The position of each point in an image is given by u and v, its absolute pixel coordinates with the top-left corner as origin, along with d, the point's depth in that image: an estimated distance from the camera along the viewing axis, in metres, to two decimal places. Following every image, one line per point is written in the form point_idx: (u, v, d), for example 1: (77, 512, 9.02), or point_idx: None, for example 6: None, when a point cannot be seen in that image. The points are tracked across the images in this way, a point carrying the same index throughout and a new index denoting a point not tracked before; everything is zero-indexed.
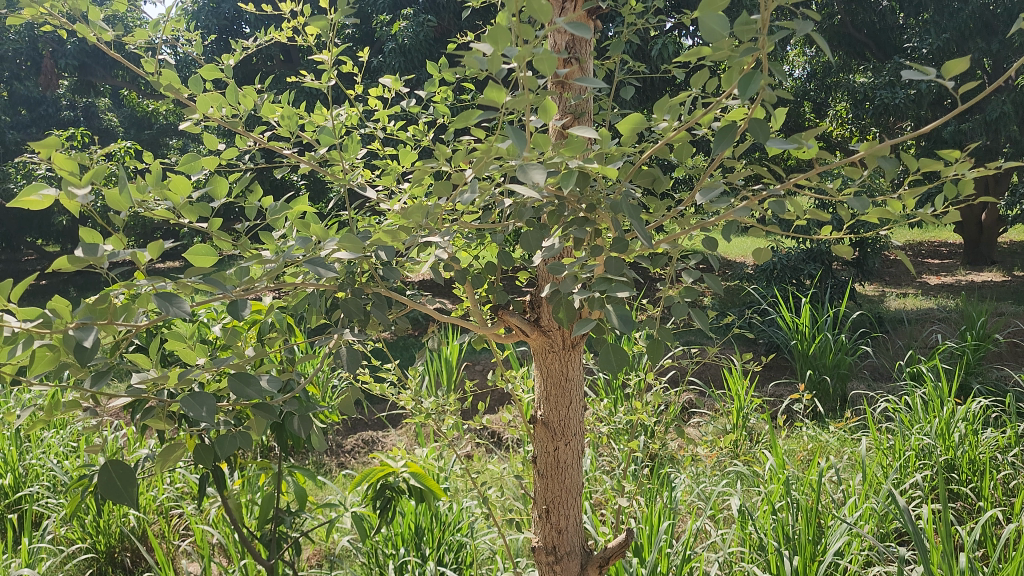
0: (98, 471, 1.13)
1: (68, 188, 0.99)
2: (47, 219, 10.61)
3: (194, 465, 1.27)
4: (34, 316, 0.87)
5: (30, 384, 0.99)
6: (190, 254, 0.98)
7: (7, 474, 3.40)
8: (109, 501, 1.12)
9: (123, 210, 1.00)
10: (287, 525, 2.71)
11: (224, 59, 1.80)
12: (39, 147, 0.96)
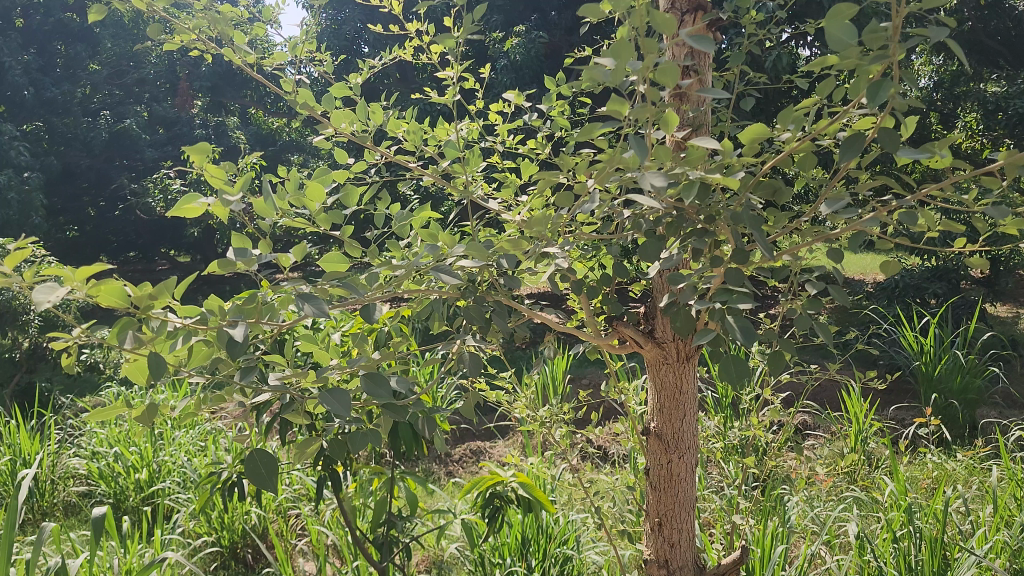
0: (247, 459, 1.22)
1: (220, 195, 1.08)
2: (179, 231, 11.33)
3: (327, 459, 1.34)
4: (193, 313, 0.95)
5: (187, 377, 1.08)
6: (326, 259, 1.04)
7: (142, 469, 3.66)
8: (256, 487, 1.21)
9: (269, 218, 1.08)
10: (399, 530, 2.78)
11: (352, 78, 1.89)
12: (194, 159, 1.05)
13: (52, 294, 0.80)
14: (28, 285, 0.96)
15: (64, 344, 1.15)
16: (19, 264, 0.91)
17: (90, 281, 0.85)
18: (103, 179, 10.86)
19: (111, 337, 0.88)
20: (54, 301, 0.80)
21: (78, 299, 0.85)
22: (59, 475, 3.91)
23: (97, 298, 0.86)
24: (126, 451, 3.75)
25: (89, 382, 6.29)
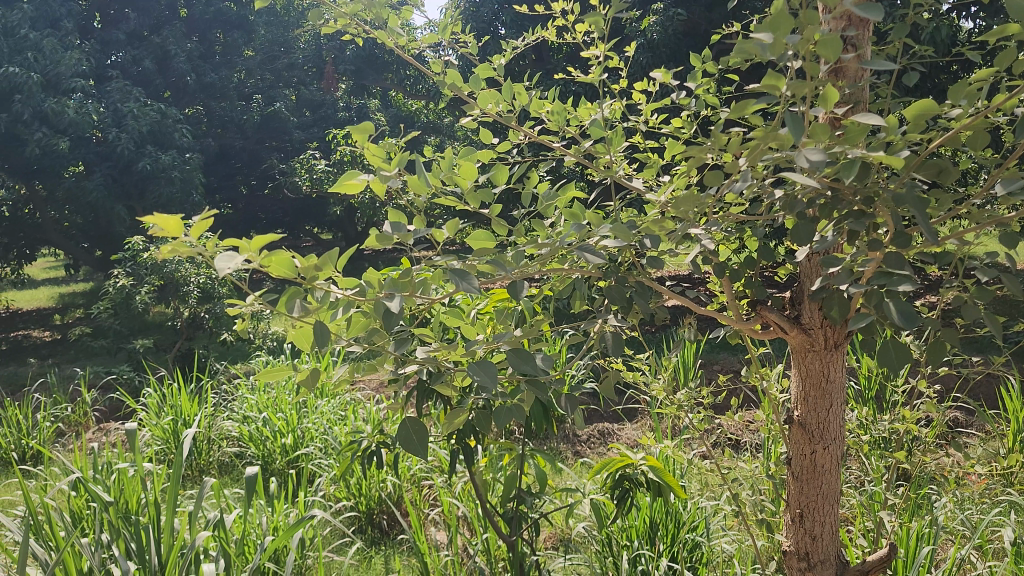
0: (400, 427, 1.28)
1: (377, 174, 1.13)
2: (323, 210, 11.85)
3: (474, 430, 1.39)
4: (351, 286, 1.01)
5: (345, 346, 1.14)
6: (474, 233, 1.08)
7: (288, 435, 3.89)
8: (407, 452, 1.27)
9: (422, 194, 1.12)
10: (528, 505, 2.83)
11: (497, 58, 1.92)
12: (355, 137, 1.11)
13: (232, 260, 0.86)
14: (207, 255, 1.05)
15: (236, 309, 1.25)
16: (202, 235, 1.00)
17: (263, 251, 0.91)
18: (255, 160, 11.48)
19: (281, 305, 0.95)
20: (233, 267, 0.85)
21: (252, 269, 0.92)
22: (213, 436, 4.20)
23: (269, 268, 0.92)
24: (273, 416, 3.99)
25: (240, 350, 6.71)
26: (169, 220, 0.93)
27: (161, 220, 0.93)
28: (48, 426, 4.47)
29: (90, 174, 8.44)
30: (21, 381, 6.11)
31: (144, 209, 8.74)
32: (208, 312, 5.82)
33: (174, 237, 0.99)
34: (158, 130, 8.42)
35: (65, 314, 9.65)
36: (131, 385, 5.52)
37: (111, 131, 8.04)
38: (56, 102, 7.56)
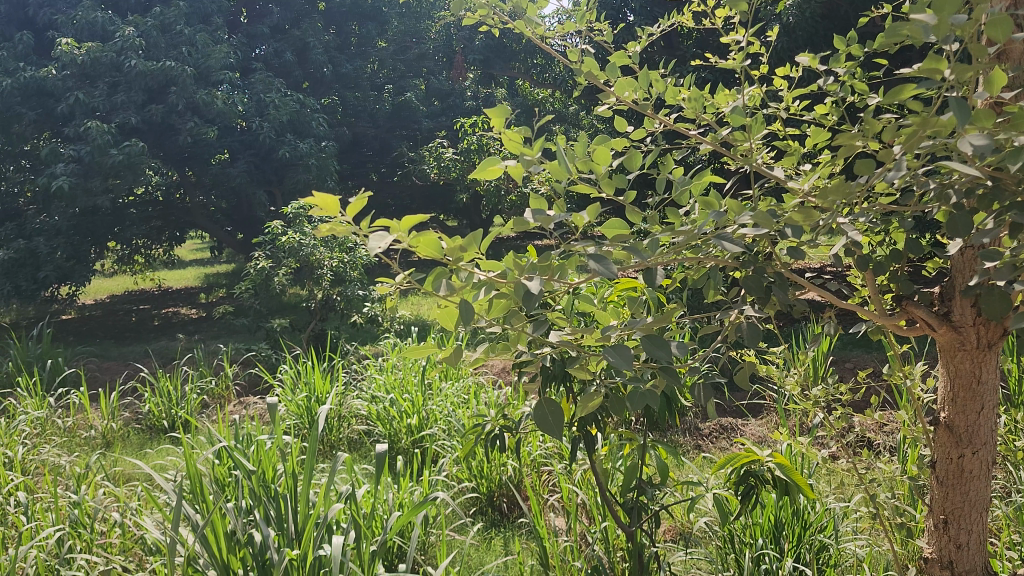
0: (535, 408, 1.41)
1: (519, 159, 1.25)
2: (450, 197, 12.08)
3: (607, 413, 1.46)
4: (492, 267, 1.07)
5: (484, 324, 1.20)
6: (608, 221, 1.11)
7: (413, 416, 4.02)
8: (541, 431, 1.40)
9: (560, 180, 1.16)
10: (648, 497, 2.79)
11: (632, 46, 1.92)
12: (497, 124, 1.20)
13: (386, 239, 0.94)
14: (363, 235, 1.14)
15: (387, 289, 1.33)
16: (358, 215, 1.09)
17: (412, 232, 0.98)
18: (385, 148, 11.85)
19: (428, 284, 1.02)
20: (386, 247, 0.93)
21: (403, 248, 0.99)
22: (344, 413, 4.39)
23: (418, 248, 0.99)
24: (400, 397, 4.13)
25: (369, 332, 6.97)
26: (330, 199, 1.02)
27: (323, 198, 1.02)
28: (195, 397, 4.80)
29: (234, 162, 8.94)
30: (172, 354, 6.57)
31: (282, 195, 9.18)
32: (340, 294, 6.06)
33: (335, 215, 1.08)
34: (296, 119, 8.81)
35: (209, 293, 10.28)
36: (270, 362, 5.83)
37: (254, 121, 8.47)
38: (206, 94, 8.04)
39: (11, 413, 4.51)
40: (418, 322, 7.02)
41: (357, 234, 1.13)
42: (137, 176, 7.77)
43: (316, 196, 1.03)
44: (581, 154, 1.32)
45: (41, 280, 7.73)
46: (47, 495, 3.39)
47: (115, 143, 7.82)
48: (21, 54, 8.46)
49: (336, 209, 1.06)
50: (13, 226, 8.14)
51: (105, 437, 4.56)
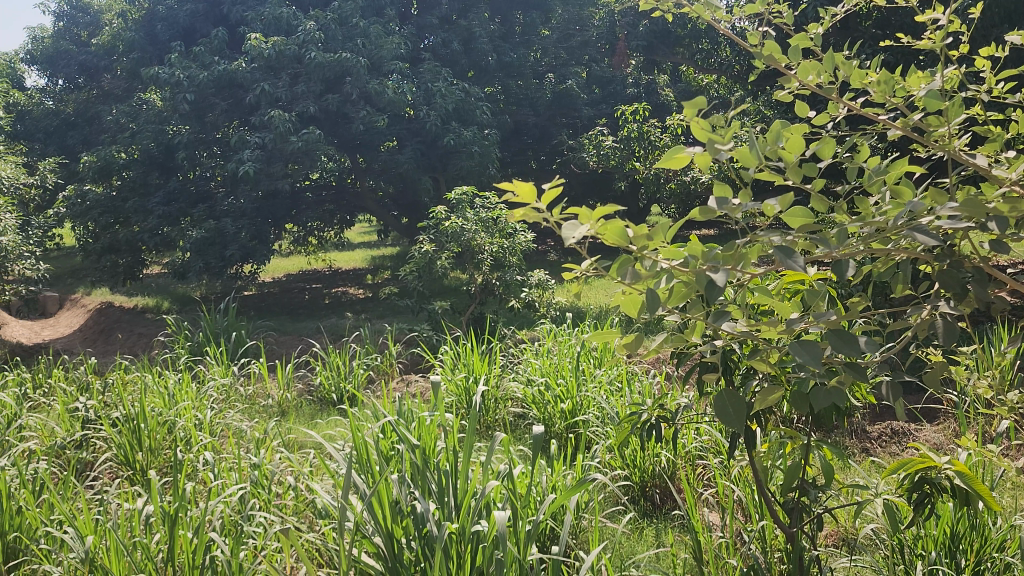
0: (717, 401, 1.67)
1: (710, 147, 1.32)
2: (608, 185, 12.01)
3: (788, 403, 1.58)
4: (676, 255, 1.19)
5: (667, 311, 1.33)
6: (789, 214, 1.17)
7: (567, 401, 4.07)
8: (722, 421, 1.65)
9: (751, 168, 1.23)
10: (811, 499, 2.67)
11: (816, 27, 1.84)
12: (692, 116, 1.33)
13: (578, 228, 1.10)
14: (554, 222, 1.29)
15: (574, 277, 1.43)
16: (549, 202, 1.24)
17: (600, 220, 1.13)
18: (546, 135, 11.94)
19: (615, 269, 1.19)
20: (578, 236, 1.08)
21: (591, 235, 1.15)
22: (500, 396, 4.49)
23: (604, 234, 1.15)
24: (555, 382, 4.19)
25: (525, 318, 7.10)
26: (525, 187, 1.22)
27: (519, 188, 1.21)
28: (362, 372, 5.07)
29: (402, 149, 9.30)
30: (341, 331, 6.96)
31: (445, 181, 9.47)
32: (499, 279, 6.22)
33: (530, 202, 1.27)
34: (461, 107, 9.03)
35: (375, 274, 10.78)
36: (430, 342, 6.06)
37: (422, 109, 8.76)
38: (378, 83, 8.39)
39: (201, 379, 4.93)
40: (574, 309, 7.08)
41: (548, 220, 1.27)
42: (313, 162, 8.23)
43: (513, 185, 1.22)
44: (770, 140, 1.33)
45: (227, 258, 8.37)
46: (232, 455, 3.69)
47: (295, 130, 8.30)
48: (217, 48, 9.17)
49: (531, 196, 1.25)
50: (204, 207, 8.84)
51: (281, 406, 4.89)
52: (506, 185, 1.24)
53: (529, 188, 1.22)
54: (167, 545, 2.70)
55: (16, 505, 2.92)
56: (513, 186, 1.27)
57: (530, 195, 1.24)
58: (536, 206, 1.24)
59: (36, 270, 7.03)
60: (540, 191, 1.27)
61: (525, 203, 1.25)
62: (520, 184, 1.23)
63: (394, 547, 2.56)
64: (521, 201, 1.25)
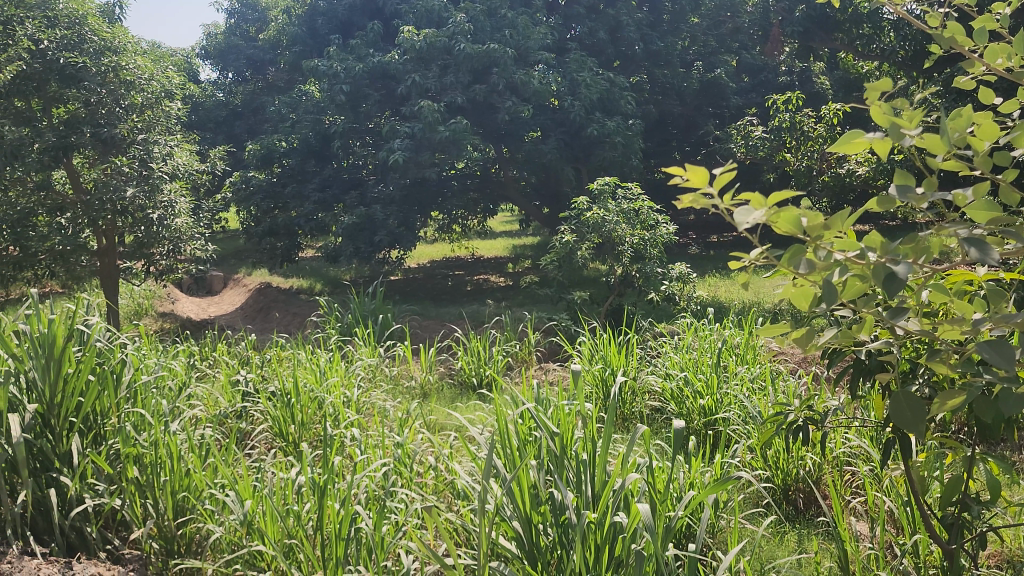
0: (893, 403, 1.64)
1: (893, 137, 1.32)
2: (755, 177, 11.63)
3: (967, 409, 1.50)
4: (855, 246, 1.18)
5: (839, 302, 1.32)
6: (976, 209, 1.15)
7: (705, 397, 3.98)
8: (900, 423, 1.63)
9: (940, 156, 1.22)
10: (974, 515, 2.48)
11: (1002, 7, 1.72)
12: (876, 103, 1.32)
13: (749, 215, 1.11)
14: (724, 208, 1.28)
15: (739, 266, 1.40)
16: (721, 188, 1.23)
17: (775, 209, 1.15)
18: (692, 126, 11.69)
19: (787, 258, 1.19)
20: (751, 222, 1.09)
21: (764, 223, 1.16)
22: (637, 388, 4.44)
23: (777, 223, 1.16)
24: (694, 376, 4.11)
25: (665, 311, 7.02)
26: (701, 173, 1.21)
27: (695, 172, 1.21)
28: (501, 358, 5.17)
29: (546, 139, 9.35)
30: (482, 318, 7.12)
31: (588, 171, 9.46)
32: (638, 271, 6.16)
33: (702, 187, 1.26)
34: (607, 97, 8.96)
35: (516, 263, 10.91)
36: (569, 332, 6.09)
37: (567, 99, 8.77)
38: (524, 74, 8.44)
39: (350, 358, 5.16)
40: (716, 304, 6.94)
41: (720, 205, 1.27)
42: (460, 151, 8.40)
43: (689, 169, 1.22)
44: (962, 128, 1.27)
45: (376, 243, 8.72)
46: (377, 433, 3.85)
47: (444, 120, 8.49)
48: (371, 41, 9.52)
49: (704, 182, 1.25)
50: (356, 194, 9.25)
51: (423, 388, 5.04)
52: (680, 171, 1.23)
53: (703, 174, 1.20)
54: (317, 514, 2.85)
55: (185, 467, 3.12)
56: (684, 169, 1.26)
57: (702, 180, 1.22)
58: (708, 191, 1.22)
59: (205, 251, 7.56)
60: (714, 176, 1.27)
61: (696, 188, 1.24)
62: (692, 169, 1.22)
63: (533, 533, 2.59)
64: (692, 185, 1.25)
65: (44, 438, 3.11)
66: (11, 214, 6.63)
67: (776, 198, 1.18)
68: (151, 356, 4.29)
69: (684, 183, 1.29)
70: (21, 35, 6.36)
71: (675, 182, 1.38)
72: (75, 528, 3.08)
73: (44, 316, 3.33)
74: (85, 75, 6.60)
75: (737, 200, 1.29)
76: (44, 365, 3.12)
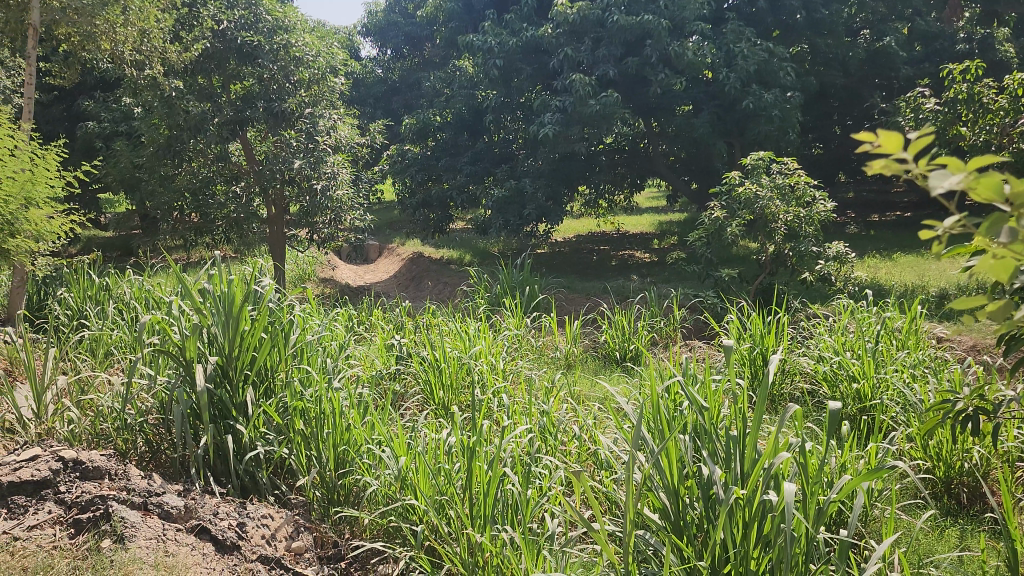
0: None
1: None
2: None
3: None
4: None
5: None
6: None
7: (861, 381, 3.82)
8: None
9: None
10: None
11: None
12: None
13: (948, 179, 1.05)
14: (918, 172, 1.21)
15: (930, 238, 1.32)
16: (917, 153, 1.16)
17: (976, 175, 1.09)
18: (855, 99, 11.11)
19: (988, 229, 1.12)
20: (950, 187, 1.05)
21: (963, 191, 1.10)
22: (788, 369, 4.32)
23: (978, 190, 1.10)
24: (849, 359, 3.94)
25: (819, 292, 6.76)
26: (896, 138, 1.14)
27: (889, 137, 1.14)
28: (646, 333, 5.15)
29: (698, 113, 9.13)
30: (628, 292, 7.11)
31: (741, 147, 9.18)
32: (792, 250, 5.91)
33: (894, 154, 1.19)
34: (765, 69, 8.63)
35: (662, 239, 10.77)
36: (717, 310, 5.99)
37: (722, 71, 8.51)
38: (679, 46, 8.24)
39: (498, 326, 5.29)
40: (876, 286, 6.61)
41: (913, 171, 1.20)
42: (610, 126, 8.35)
43: (882, 134, 1.15)
44: None
45: (524, 216, 8.87)
46: (525, 400, 3.93)
47: (595, 94, 8.46)
48: (525, 15, 9.59)
49: (899, 146, 1.18)
50: (506, 168, 9.44)
51: (567, 359, 5.10)
52: (870, 135, 1.17)
53: (898, 138, 1.13)
54: (467, 474, 2.95)
55: (346, 422, 3.31)
56: (876, 135, 1.20)
57: (897, 144, 1.16)
58: (902, 156, 1.16)
59: (364, 220, 7.93)
60: (909, 139, 1.20)
61: (888, 153, 1.18)
62: (887, 133, 1.15)
63: (680, 505, 2.58)
64: (885, 150, 1.18)
65: (224, 388, 3.39)
66: (193, 183, 7.33)
67: (978, 164, 1.12)
68: (317, 317, 4.57)
69: (874, 150, 1.22)
70: (205, 16, 6.90)
71: (860, 147, 1.32)
72: (248, 473, 3.34)
73: (226, 275, 3.62)
74: (260, 54, 7.02)
75: (933, 164, 1.22)
76: (224, 321, 3.38)
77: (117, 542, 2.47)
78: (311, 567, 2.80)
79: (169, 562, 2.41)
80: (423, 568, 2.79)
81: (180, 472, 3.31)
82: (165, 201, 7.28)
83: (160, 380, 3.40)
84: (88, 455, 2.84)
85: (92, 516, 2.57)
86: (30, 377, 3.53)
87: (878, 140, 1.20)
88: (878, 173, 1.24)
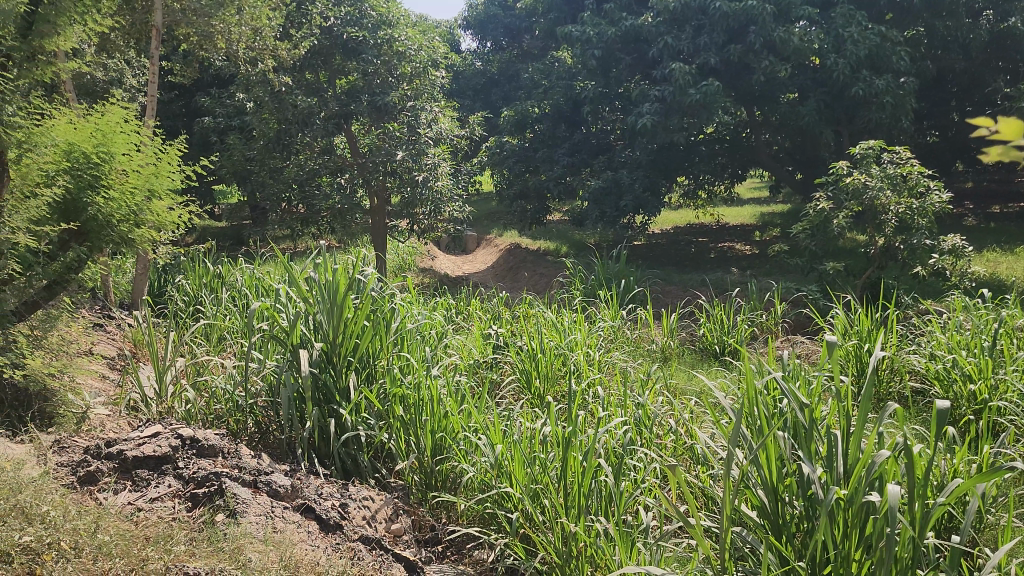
0: None
1: None
2: None
3: None
4: None
5: None
6: None
7: (977, 381, 3.63)
8: None
9: None
10: None
11: None
12: None
13: None
14: None
15: None
16: None
17: None
18: (975, 83, 10.56)
19: None
20: None
21: None
22: (896, 366, 4.15)
23: None
24: (964, 358, 3.75)
25: (932, 288, 6.45)
26: (1016, 128, 1.08)
27: (1010, 127, 1.08)
28: (746, 327, 5.05)
29: (804, 101, 8.85)
30: (727, 286, 6.97)
31: (849, 136, 8.85)
32: (903, 243, 5.68)
33: (1013, 144, 1.13)
34: (876, 53, 8.30)
35: (764, 231, 10.50)
36: (821, 305, 5.81)
37: (829, 57, 8.23)
38: (784, 31, 8.01)
39: (593, 319, 5.28)
40: (995, 283, 6.26)
41: None
42: (711, 114, 8.19)
43: (1001, 122, 1.09)
44: None
45: (621, 208, 8.81)
46: (619, 392, 3.92)
47: (695, 82, 8.31)
48: (626, 4, 9.50)
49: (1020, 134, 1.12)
50: (604, 159, 9.41)
51: (664, 352, 5.03)
52: (988, 124, 1.12)
53: (1018, 127, 1.08)
54: (560, 464, 2.96)
55: (443, 409, 3.38)
56: (993, 124, 1.14)
57: (1016, 135, 1.10)
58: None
59: (463, 212, 8.05)
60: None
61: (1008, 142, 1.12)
62: (1005, 123, 1.10)
63: (777, 503, 2.52)
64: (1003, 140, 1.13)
65: (328, 373, 3.50)
66: (300, 175, 7.56)
67: None
68: (417, 307, 4.68)
69: (991, 140, 1.17)
70: (313, 13, 7.12)
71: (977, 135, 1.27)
72: (349, 455, 3.45)
73: (330, 264, 3.74)
74: (365, 48, 7.23)
75: None
76: (329, 309, 3.51)
77: (229, 516, 2.60)
78: (408, 548, 2.91)
79: (278, 537, 2.52)
80: (517, 554, 2.83)
81: (286, 453, 3.45)
82: (273, 191, 7.57)
83: (268, 364, 3.55)
84: (204, 433, 2.99)
85: (208, 491, 2.70)
86: (152, 358, 3.77)
87: (995, 129, 1.15)
88: (995, 163, 1.19)
